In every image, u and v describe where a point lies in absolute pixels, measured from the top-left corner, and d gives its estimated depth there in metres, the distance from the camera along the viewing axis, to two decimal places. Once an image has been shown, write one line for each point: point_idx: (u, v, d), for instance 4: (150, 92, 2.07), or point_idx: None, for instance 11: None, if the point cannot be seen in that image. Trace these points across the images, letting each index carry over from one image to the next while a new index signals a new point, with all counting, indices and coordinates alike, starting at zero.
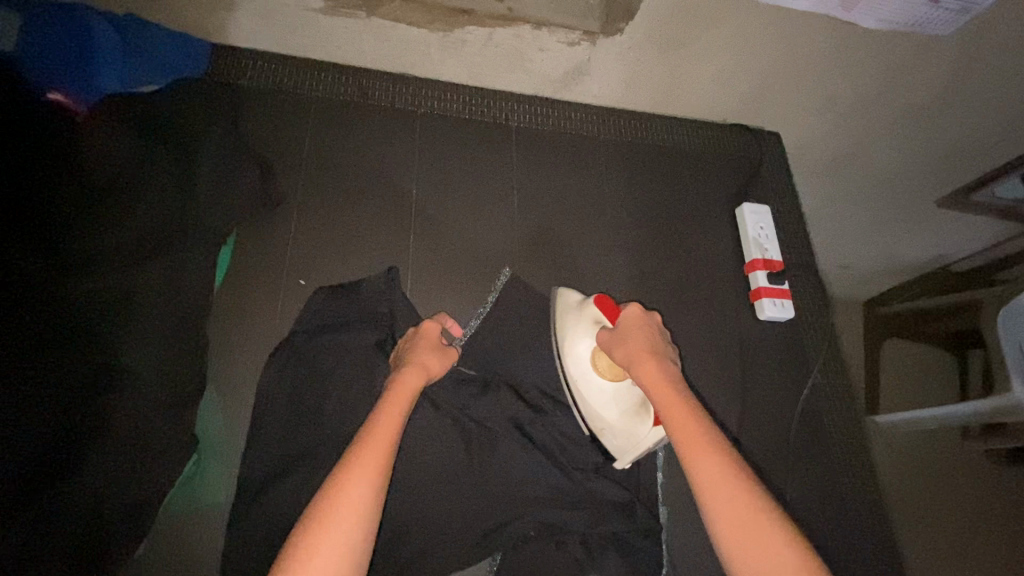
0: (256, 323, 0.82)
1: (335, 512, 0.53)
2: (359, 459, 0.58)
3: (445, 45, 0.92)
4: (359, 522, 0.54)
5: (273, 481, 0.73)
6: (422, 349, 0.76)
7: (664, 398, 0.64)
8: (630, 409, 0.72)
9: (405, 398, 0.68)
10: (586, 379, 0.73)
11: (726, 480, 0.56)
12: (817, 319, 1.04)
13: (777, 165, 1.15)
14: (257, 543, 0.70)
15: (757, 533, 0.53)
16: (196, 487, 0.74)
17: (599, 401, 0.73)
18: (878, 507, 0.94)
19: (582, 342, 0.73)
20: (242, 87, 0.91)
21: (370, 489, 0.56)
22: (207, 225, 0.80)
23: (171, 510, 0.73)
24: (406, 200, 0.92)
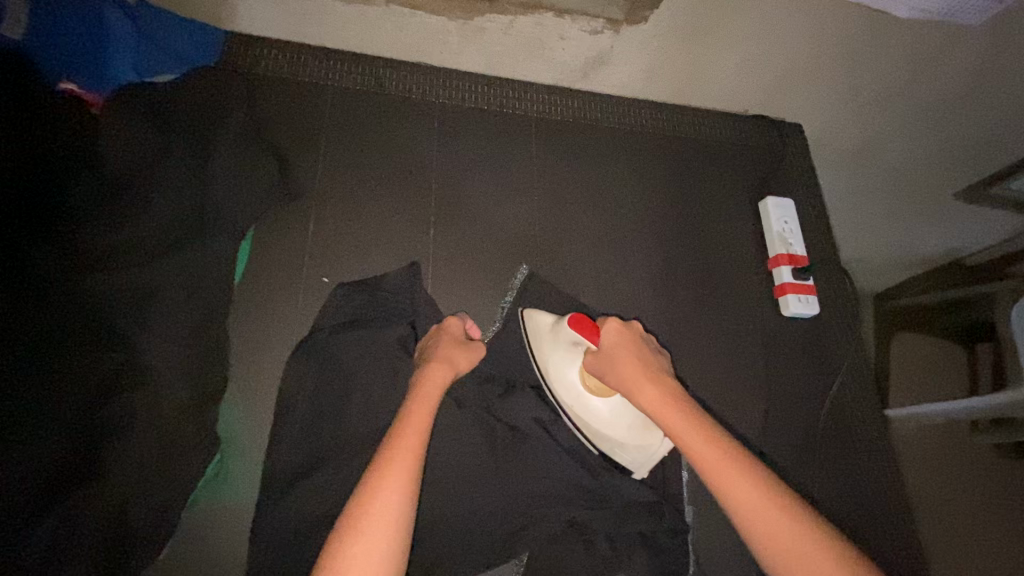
0: (276, 321, 0.80)
1: (371, 517, 0.54)
2: (392, 463, 0.58)
3: (465, 33, 0.90)
4: (393, 527, 0.55)
5: (295, 481, 0.71)
6: (447, 347, 0.75)
7: (676, 422, 0.64)
8: (633, 425, 0.73)
9: (433, 394, 0.68)
10: (584, 404, 0.74)
11: (762, 501, 0.57)
12: (842, 315, 1.02)
13: (800, 156, 1.12)
14: (282, 544, 0.69)
15: (799, 552, 0.54)
16: (221, 484, 0.73)
17: (601, 422, 0.73)
18: (905, 505, 0.93)
19: (565, 368, 0.74)
20: (258, 76, 0.89)
21: (403, 493, 0.57)
22: (223, 218, 0.77)
23: (197, 507, 0.72)
24: (424, 192, 0.90)
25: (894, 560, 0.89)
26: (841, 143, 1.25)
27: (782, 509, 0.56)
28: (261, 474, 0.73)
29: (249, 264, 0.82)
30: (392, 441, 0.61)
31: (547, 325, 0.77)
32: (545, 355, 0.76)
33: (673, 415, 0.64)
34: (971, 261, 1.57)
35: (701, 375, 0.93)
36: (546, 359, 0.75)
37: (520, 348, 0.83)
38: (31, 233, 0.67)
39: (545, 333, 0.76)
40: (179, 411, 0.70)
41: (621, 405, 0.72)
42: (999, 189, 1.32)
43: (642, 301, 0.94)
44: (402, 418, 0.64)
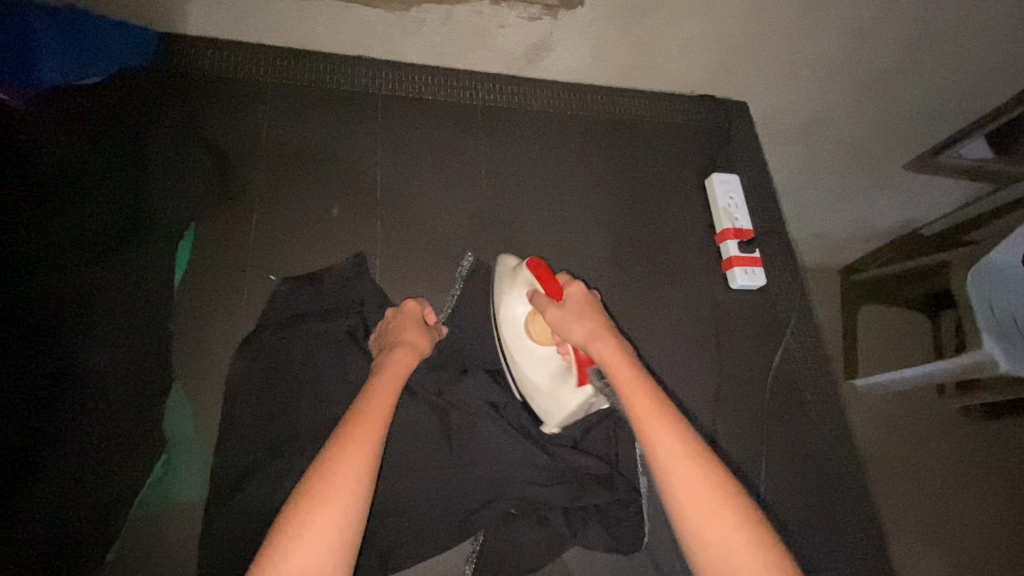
0: (223, 319, 0.80)
1: (326, 499, 0.55)
2: (350, 447, 0.59)
3: (404, 25, 0.91)
4: (350, 510, 0.55)
5: (246, 479, 0.71)
6: (409, 327, 0.76)
7: (622, 373, 0.65)
8: (553, 373, 0.75)
9: (397, 380, 0.69)
10: (517, 342, 0.77)
11: (687, 463, 0.59)
12: (788, 285, 1.05)
13: (745, 133, 1.15)
14: (235, 541, 0.69)
15: (707, 516, 0.57)
16: (168, 484, 0.73)
17: (525, 363, 0.77)
18: (852, 463, 0.96)
19: (506, 311, 0.77)
20: (194, 76, 0.88)
21: (366, 461, 0.58)
22: (163, 220, 0.79)
23: (143, 508, 0.72)
24: (369, 185, 0.91)
25: (841, 517, 0.92)
26: (787, 120, 1.28)
27: (705, 470, 0.59)
28: (212, 471, 0.73)
29: (190, 264, 0.82)
30: (353, 424, 0.62)
31: (510, 266, 0.80)
32: (499, 291, 0.79)
33: (622, 372, 0.65)
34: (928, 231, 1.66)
35: (654, 351, 0.95)
36: (498, 296, 0.79)
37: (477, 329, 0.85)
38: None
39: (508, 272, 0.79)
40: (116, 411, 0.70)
41: (546, 352, 0.76)
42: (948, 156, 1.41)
43: (592, 281, 0.96)
44: (364, 402, 0.65)
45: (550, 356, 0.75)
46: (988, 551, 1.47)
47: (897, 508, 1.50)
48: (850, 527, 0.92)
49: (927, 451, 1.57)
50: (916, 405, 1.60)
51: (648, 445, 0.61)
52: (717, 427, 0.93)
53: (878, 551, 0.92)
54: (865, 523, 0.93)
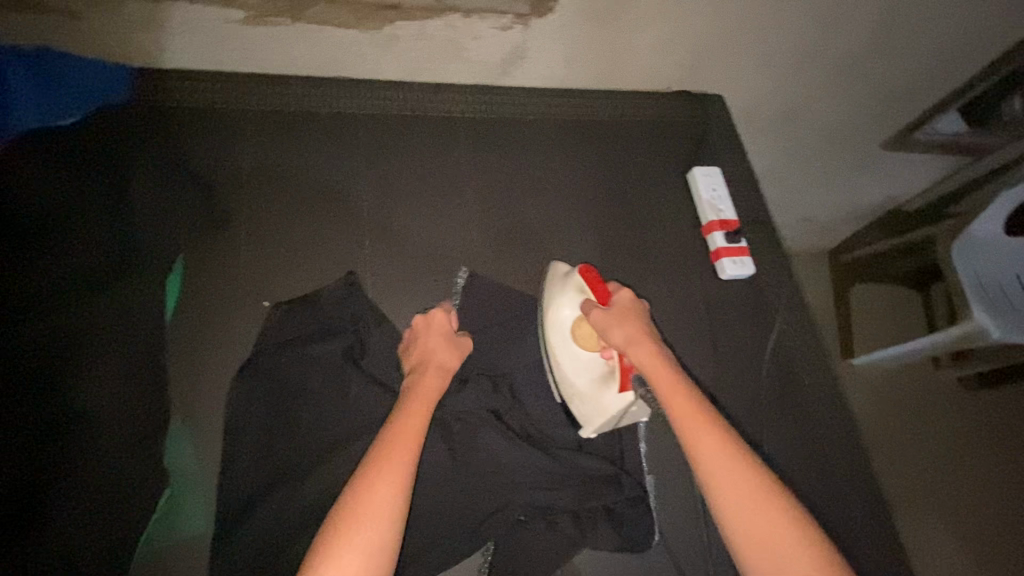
0: (216, 348, 0.79)
1: (366, 515, 0.59)
2: (382, 466, 0.63)
3: (379, 43, 0.93)
4: (386, 521, 0.59)
5: (250, 513, 0.71)
6: (440, 345, 0.79)
7: (665, 381, 0.72)
8: (598, 376, 0.80)
9: (428, 399, 0.73)
10: (563, 344, 0.81)
11: (727, 458, 0.66)
12: (778, 272, 1.05)
13: (722, 124, 1.16)
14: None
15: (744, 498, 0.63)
16: (176, 517, 0.72)
17: (570, 367, 0.80)
18: (855, 444, 0.97)
19: (554, 314, 0.82)
20: (172, 108, 0.89)
21: (395, 490, 0.62)
22: (150, 257, 0.80)
23: (151, 545, 0.70)
24: (355, 204, 0.91)
25: (847, 500, 0.92)
26: (761, 110, 1.31)
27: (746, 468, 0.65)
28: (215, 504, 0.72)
29: (182, 294, 0.81)
30: (383, 443, 0.66)
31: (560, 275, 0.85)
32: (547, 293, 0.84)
33: (663, 376, 0.72)
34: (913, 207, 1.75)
35: None
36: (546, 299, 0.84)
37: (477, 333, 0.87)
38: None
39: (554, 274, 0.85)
40: (106, 451, 0.71)
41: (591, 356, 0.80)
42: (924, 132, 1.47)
43: None
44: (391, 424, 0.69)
45: (594, 360, 0.80)
46: (988, 525, 1.48)
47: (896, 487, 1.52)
48: (857, 511, 0.92)
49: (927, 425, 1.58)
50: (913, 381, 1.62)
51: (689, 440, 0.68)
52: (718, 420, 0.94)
53: (885, 539, 0.91)
54: (870, 512, 0.92)
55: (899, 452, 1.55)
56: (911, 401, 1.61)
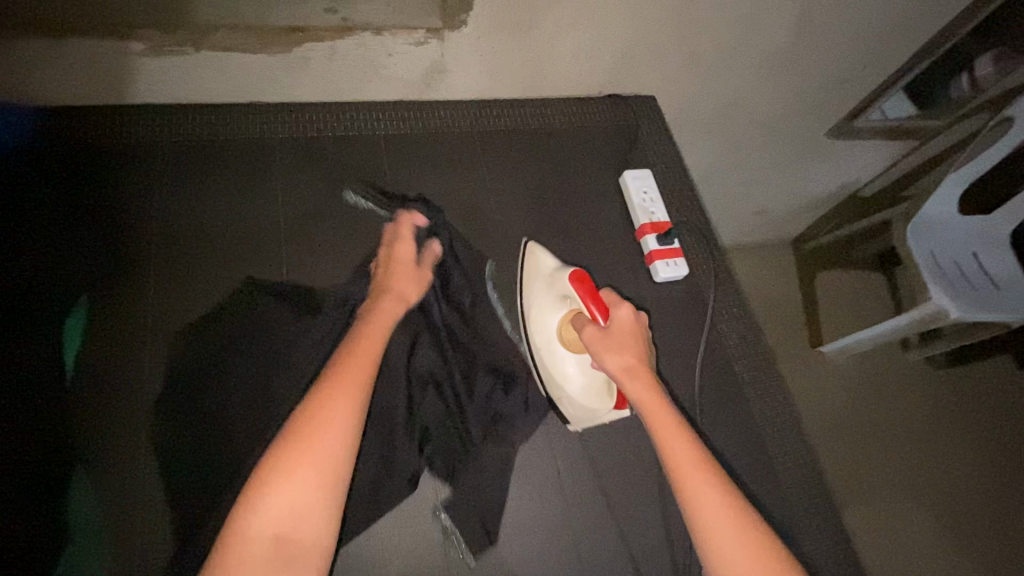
0: (121, 397, 0.73)
1: (299, 466, 0.58)
2: (342, 387, 0.63)
3: (291, 65, 0.92)
4: (340, 430, 0.61)
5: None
6: (402, 276, 0.80)
7: (664, 427, 0.71)
8: (589, 384, 0.80)
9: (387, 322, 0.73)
10: (549, 348, 0.82)
11: (727, 515, 0.65)
12: (713, 270, 1.05)
13: (654, 125, 1.16)
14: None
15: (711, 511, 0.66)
16: None
17: (559, 372, 0.81)
18: (798, 440, 0.96)
19: (549, 314, 0.83)
20: (73, 147, 0.85)
21: (334, 442, 0.60)
22: (45, 307, 0.75)
23: None
24: (271, 227, 0.87)
25: (791, 497, 0.92)
26: (695, 108, 1.32)
27: (743, 523, 0.65)
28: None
29: (83, 343, 0.75)
30: (340, 375, 0.65)
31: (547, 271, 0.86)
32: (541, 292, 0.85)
33: (654, 400, 0.73)
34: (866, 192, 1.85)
35: None
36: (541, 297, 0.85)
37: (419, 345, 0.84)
38: None
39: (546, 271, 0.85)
40: None
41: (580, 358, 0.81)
42: (863, 121, 1.53)
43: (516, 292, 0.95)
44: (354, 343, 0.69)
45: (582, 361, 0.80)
46: None
47: None
48: (802, 507, 0.91)
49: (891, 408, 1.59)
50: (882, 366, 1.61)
51: (682, 483, 0.68)
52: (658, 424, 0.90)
53: (827, 546, 0.90)
54: (813, 519, 0.90)
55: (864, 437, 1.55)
56: None
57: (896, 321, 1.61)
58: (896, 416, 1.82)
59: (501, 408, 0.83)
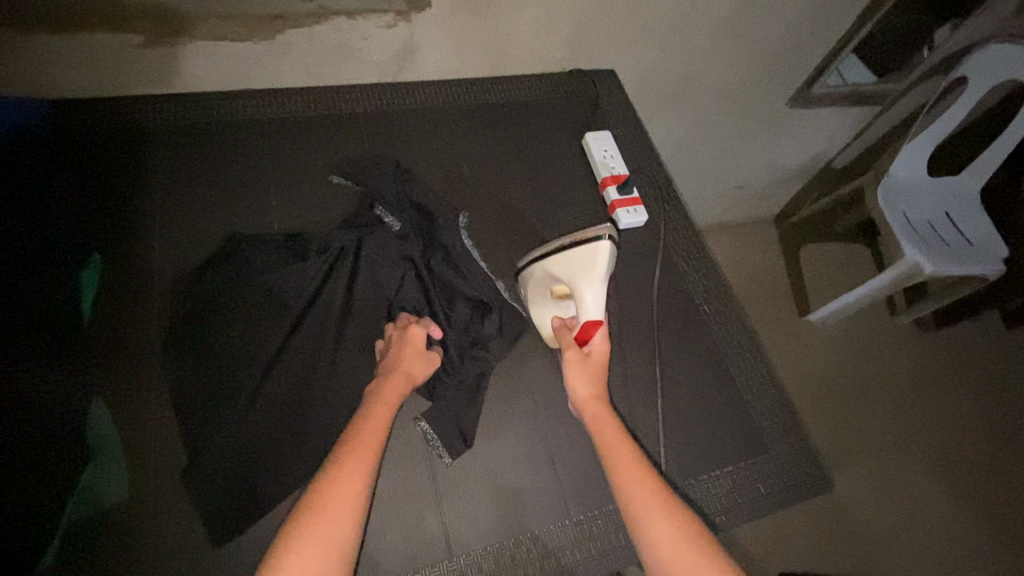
0: (133, 339, 0.82)
1: (318, 521, 0.61)
2: (346, 465, 0.67)
3: (274, 52, 1.02)
4: (347, 522, 0.63)
5: (146, 497, 0.73)
6: (409, 355, 0.81)
7: (627, 458, 0.73)
8: (543, 323, 0.91)
9: (389, 405, 0.75)
10: (540, 286, 0.88)
11: (682, 538, 0.65)
12: (676, 216, 1.12)
13: (614, 93, 1.25)
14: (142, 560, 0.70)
15: (657, 516, 0.67)
16: (90, 494, 0.72)
17: (534, 297, 0.90)
18: (763, 365, 1.02)
19: (559, 283, 0.86)
20: (88, 130, 0.95)
21: (349, 499, 0.64)
22: (65, 258, 0.84)
23: (64, 525, 0.69)
24: (262, 195, 0.96)
25: (757, 416, 0.97)
26: (655, 79, 1.41)
27: (702, 549, 0.64)
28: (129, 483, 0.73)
29: (101, 290, 0.84)
30: (351, 445, 0.69)
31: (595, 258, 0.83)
32: (567, 274, 0.83)
33: (613, 430, 0.77)
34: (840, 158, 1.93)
35: None
36: (564, 271, 0.84)
37: (403, 285, 0.91)
38: None
39: (588, 271, 0.82)
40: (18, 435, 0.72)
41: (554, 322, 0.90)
42: (820, 85, 1.60)
43: (489, 244, 1.03)
44: (362, 418, 0.73)
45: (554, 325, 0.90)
46: None
47: None
48: (766, 424, 0.97)
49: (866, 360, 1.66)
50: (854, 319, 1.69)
51: (635, 508, 0.68)
52: (626, 353, 0.96)
53: (794, 463, 0.95)
54: (778, 438, 0.96)
55: None
56: None
57: (869, 284, 1.67)
58: (881, 374, 1.86)
59: (478, 333, 0.89)
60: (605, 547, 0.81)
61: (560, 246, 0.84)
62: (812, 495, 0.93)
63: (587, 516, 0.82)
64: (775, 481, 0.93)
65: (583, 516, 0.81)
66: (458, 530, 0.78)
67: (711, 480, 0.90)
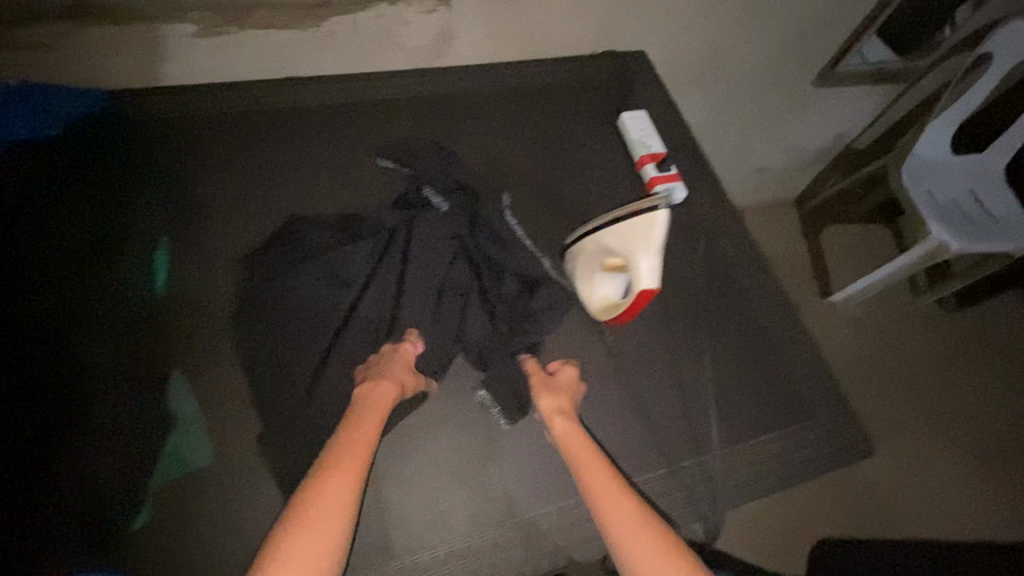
0: (200, 317, 0.84)
1: (312, 522, 0.67)
2: (337, 467, 0.72)
3: (319, 40, 1.04)
4: (340, 521, 0.69)
5: (226, 464, 0.77)
6: (396, 365, 0.82)
7: (595, 467, 0.80)
8: (592, 296, 0.93)
9: (379, 409, 0.78)
10: (592, 258, 0.92)
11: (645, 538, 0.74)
12: (714, 193, 1.14)
13: (647, 75, 1.26)
14: (227, 524, 0.74)
15: (623, 516, 0.76)
16: (175, 455, 0.76)
17: (584, 270, 0.93)
18: (804, 335, 1.04)
19: (613, 255, 0.89)
20: (145, 116, 0.96)
21: (341, 502, 0.70)
22: (136, 239, 0.87)
23: (156, 483, 0.74)
24: (313, 179, 0.99)
25: (801, 384, 0.99)
26: (684, 61, 1.42)
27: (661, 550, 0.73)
28: (211, 452, 0.77)
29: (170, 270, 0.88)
30: (336, 452, 0.73)
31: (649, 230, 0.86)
32: (622, 245, 0.86)
33: (579, 444, 0.82)
34: (861, 140, 1.90)
35: None
36: (619, 244, 0.87)
37: (455, 265, 0.93)
38: None
39: (644, 243, 0.85)
40: (112, 403, 0.76)
41: (607, 293, 0.92)
42: (846, 63, 1.59)
43: (533, 224, 1.06)
44: (353, 426, 0.77)
45: (607, 296, 0.92)
46: None
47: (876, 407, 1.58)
48: (810, 391, 0.99)
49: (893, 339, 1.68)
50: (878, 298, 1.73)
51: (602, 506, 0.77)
52: (672, 326, 0.98)
53: (836, 427, 0.97)
54: (822, 405, 0.98)
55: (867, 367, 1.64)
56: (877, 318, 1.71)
57: (886, 268, 1.64)
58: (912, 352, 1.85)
59: (529, 308, 0.93)
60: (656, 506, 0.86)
61: (616, 218, 0.88)
62: (852, 461, 0.96)
63: (638, 477, 0.87)
64: (819, 446, 0.96)
65: (636, 477, 0.87)
66: (518, 494, 0.82)
67: (757, 444, 0.93)
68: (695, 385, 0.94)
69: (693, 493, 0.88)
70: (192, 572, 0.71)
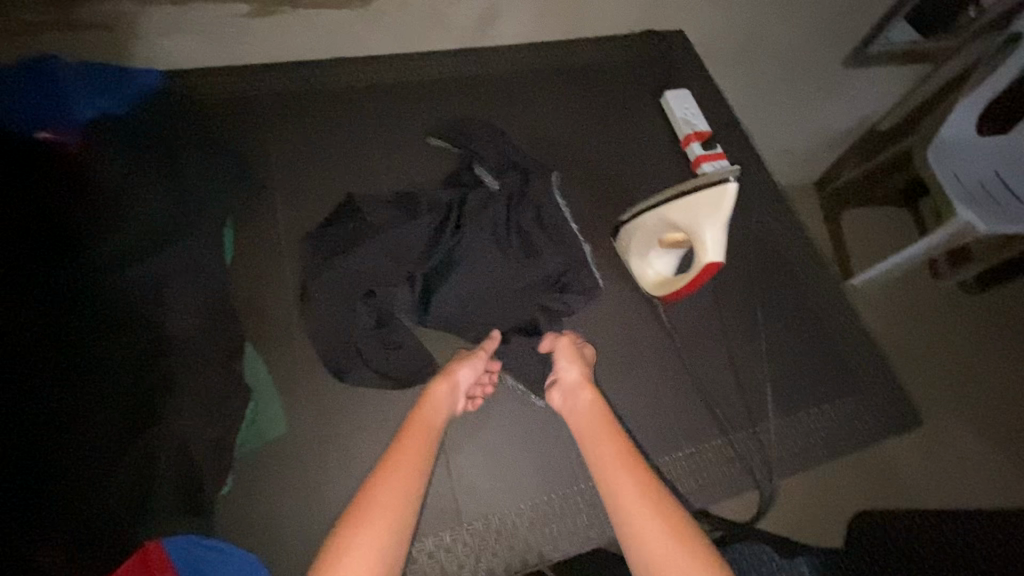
0: (270, 297, 0.88)
1: (364, 510, 0.66)
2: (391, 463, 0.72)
3: (368, 19, 1.03)
4: (400, 508, 0.68)
5: (308, 435, 0.80)
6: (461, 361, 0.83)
7: (602, 438, 0.79)
8: (650, 270, 0.95)
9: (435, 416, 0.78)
10: (652, 231, 0.92)
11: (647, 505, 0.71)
12: (756, 172, 1.16)
13: (687, 55, 1.26)
14: (313, 490, 0.77)
15: (628, 486, 0.73)
16: (260, 421, 0.79)
17: (643, 243, 0.94)
18: (848, 310, 1.07)
19: (674, 229, 0.88)
20: (208, 100, 0.99)
21: (397, 486, 0.69)
22: (202, 214, 0.86)
23: (247, 447, 0.77)
24: (368, 160, 1.01)
25: (846, 357, 1.02)
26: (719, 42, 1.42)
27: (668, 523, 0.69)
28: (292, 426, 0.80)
29: (237, 248, 0.90)
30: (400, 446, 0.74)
31: (714, 205, 0.82)
32: (685, 219, 0.85)
33: (595, 414, 0.82)
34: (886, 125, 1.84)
35: None
36: (681, 218, 0.86)
37: (512, 243, 0.94)
38: (58, 248, 0.78)
39: (709, 217, 0.82)
40: (194, 374, 0.76)
41: (664, 265, 0.94)
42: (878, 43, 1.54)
43: (582, 204, 1.07)
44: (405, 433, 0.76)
45: (664, 269, 0.94)
46: (992, 404, 1.59)
47: (911, 387, 1.59)
48: (855, 364, 1.02)
49: (925, 319, 1.70)
50: (908, 281, 1.74)
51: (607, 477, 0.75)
52: (721, 304, 1.01)
53: (881, 397, 1.01)
54: (866, 377, 1.02)
55: (898, 347, 1.65)
56: (909, 300, 1.72)
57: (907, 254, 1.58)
58: None
59: (581, 287, 0.95)
60: (714, 475, 0.89)
61: (679, 192, 0.85)
62: (897, 430, 1.00)
63: (697, 448, 0.90)
64: (866, 416, 0.99)
65: (695, 448, 0.90)
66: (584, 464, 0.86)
67: (809, 415, 0.96)
68: (745, 360, 0.98)
69: (748, 461, 0.91)
70: (283, 538, 0.74)
